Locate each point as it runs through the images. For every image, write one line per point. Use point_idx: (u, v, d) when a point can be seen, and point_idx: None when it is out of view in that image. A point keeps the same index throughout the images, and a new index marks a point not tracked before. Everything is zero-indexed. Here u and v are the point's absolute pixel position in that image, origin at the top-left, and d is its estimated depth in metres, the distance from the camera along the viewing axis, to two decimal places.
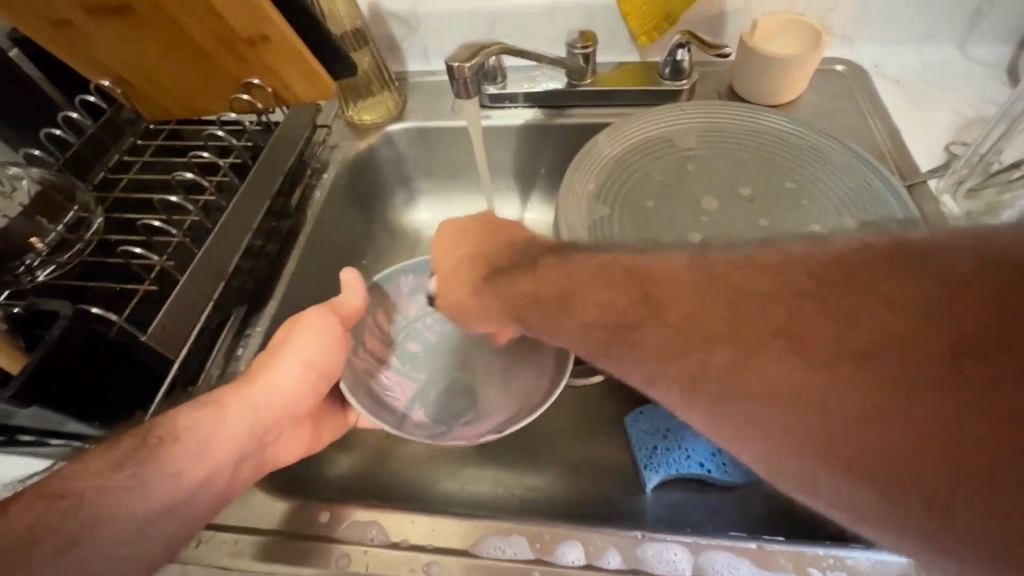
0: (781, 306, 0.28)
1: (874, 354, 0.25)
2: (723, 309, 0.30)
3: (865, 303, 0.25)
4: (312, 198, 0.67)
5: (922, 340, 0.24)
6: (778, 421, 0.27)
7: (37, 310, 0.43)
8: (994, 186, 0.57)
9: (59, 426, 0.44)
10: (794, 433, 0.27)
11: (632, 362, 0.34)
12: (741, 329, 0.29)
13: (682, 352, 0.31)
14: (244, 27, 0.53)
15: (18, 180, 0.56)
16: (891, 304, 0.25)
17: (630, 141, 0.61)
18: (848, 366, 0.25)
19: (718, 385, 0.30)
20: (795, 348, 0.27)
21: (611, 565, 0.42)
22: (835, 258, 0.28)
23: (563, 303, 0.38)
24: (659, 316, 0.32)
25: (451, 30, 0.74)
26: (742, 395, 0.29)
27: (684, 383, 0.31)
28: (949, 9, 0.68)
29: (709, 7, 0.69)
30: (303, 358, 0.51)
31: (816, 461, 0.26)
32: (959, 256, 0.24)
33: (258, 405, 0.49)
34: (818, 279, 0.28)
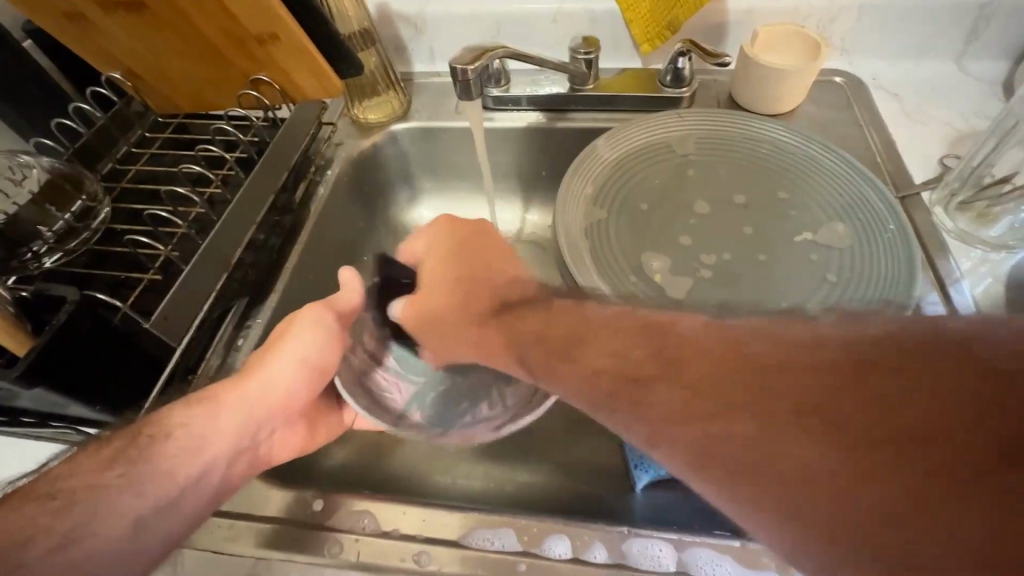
0: (778, 376, 0.30)
1: (839, 412, 0.28)
2: (701, 371, 0.33)
3: (852, 376, 0.28)
4: (316, 194, 0.68)
5: (925, 407, 0.26)
6: (821, 510, 0.26)
7: (46, 294, 0.44)
8: (984, 200, 0.58)
9: (62, 409, 0.45)
10: (803, 499, 0.27)
11: (635, 421, 0.35)
12: (721, 389, 0.32)
13: (681, 419, 0.32)
14: (254, 26, 0.55)
15: (28, 169, 0.57)
16: (894, 384, 0.27)
17: (628, 146, 0.63)
18: (841, 431, 0.27)
19: (736, 465, 0.30)
20: (779, 402, 0.29)
21: (597, 559, 0.43)
22: (773, 339, 0.32)
23: (576, 348, 0.40)
24: (667, 377, 0.34)
25: (457, 32, 0.75)
26: (749, 460, 0.29)
27: (698, 462, 0.31)
28: (946, 25, 0.69)
29: (711, 17, 0.71)
30: (302, 359, 0.52)
31: (828, 531, 0.26)
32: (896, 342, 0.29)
33: (255, 399, 0.50)
34: (773, 346, 0.32)
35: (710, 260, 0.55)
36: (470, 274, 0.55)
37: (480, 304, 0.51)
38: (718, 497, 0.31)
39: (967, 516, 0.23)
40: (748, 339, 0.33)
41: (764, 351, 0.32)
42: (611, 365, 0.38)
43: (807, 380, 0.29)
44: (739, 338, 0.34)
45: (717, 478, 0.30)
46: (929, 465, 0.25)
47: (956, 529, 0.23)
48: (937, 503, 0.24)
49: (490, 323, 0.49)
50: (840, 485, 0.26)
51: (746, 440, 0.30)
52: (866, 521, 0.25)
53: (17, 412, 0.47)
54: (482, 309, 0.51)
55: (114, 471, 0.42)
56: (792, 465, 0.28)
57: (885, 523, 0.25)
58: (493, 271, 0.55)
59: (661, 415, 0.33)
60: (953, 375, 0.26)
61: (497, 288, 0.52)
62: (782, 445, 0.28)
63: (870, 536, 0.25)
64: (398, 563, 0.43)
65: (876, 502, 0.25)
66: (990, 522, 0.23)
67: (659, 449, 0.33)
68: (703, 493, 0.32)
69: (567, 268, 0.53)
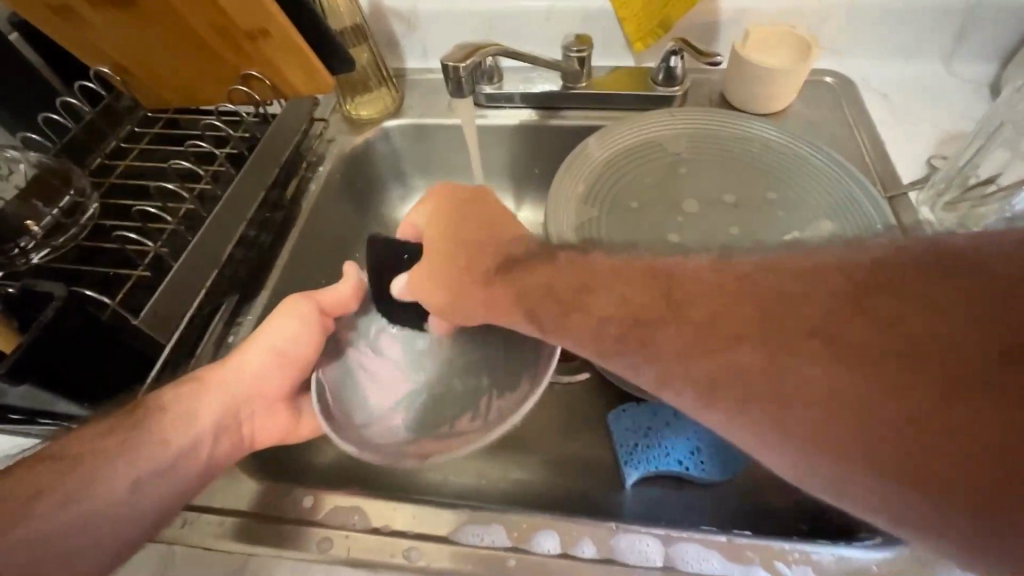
0: (788, 310, 0.31)
1: (849, 338, 0.29)
2: (713, 310, 0.33)
3: (858, 302, 0.29)
4: (307, 192, 0.67)
5: (931, 326, 0.27)
6: (830, 430, 0.29)
7: (32, 291, 0.44)
8: (970, 201, 0.59)
9: (50, 406, 0.45)
10: (814, 424, 0.29)
11: (643, 362, 0.36)
12: (734, 324, 0.32)
13: (698, 353, 0.33)
14: (244, 21, 0.54)
15: (15, 163, 0.57)
16: (903, 308, 0.28)
17: (620, 145, 0.63)
18: (850, 357, 0.29)
19: (750, 396, 0.31)
20: (793, 332, 0.31)
21: (586, 555, 0.43)
22: (779, 271, 0.33)
23: (580, 302, 0.39)
24: (680, 317, 0.34)
25: (450, 28, 0.75)
26: (764, 393, 0.31)
27: (713, 394, 0.33)
28: (935, 26, 0.70)
29: (703, 16, 0.71)
30: (291, 340, 0.54)
31: (833, 450, 0.29)
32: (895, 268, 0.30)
33: (247, 386, 0.52)
34: (784, 275, 0.33)
35: None
36: (477, 231, 0.50)
37: (489, 260, 0.47)
38: (727, 423, 0.32)
39: (958, 421, 0.25)
40: (755, 277, 0.34)
41: (776, 284, 0.33)
42: (620, 313, 0.37)
43: (811, 311, 0.31)
44: (746, 275, 0.34)
45: (731, 411, 0.32)
46: (932, 381, 0.26)
47: (954, 436, 0.25)
48: (938, 413, 0.26)
49: (495, 285, 0.45)
50: (845, 403, 0.28)
51: (760, 375, 0.31)
52: (872, 432, 0.28)
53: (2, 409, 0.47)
54: (484, 269, 0.47)
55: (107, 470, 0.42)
56: (802, 392, 0.30)
57: (889, 432, 0.27)
58: (496, 233, 0.50)
59: (673, 354, 0.34)
60: (954, 296, 0.27)
61: (508, 244, 0.48)
62: (790, 370, 0.30)
63: (874, 445, 0.28)
64: (387, 559, 0.44)
65: (883, 415, 0.27)
66: (984, 426, 0.25)
67: (667, 385, 0.35)
68: (710, 421, 0.33)
69: (547, 231, 0.55)
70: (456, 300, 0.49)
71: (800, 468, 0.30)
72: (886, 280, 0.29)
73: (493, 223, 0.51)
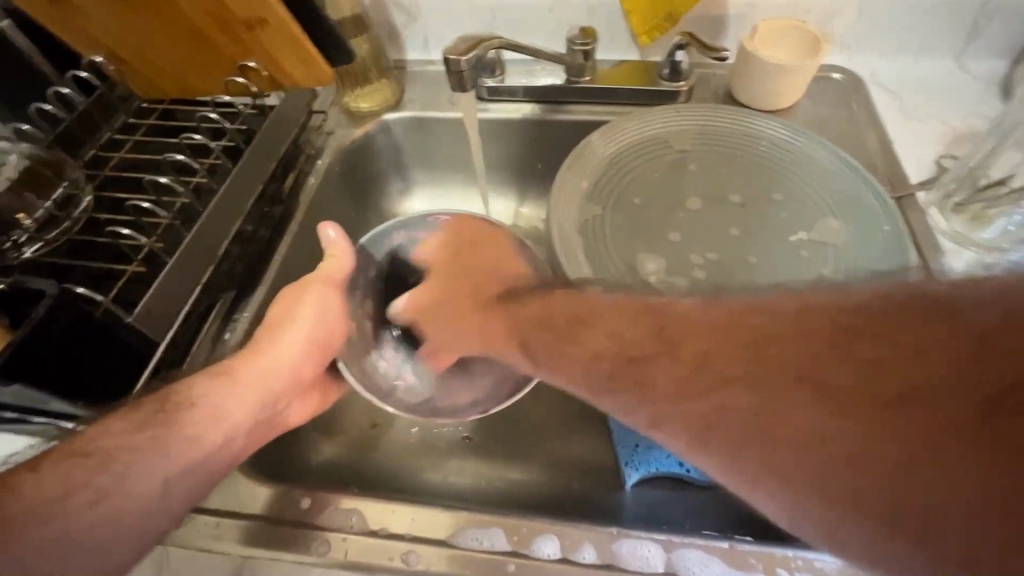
0: (773, 350, 0.31)
1: (836, 382, 0.29)
2: (699, 351, 0.33)
3: (838, 341, 0.29)
4: (306, 184, 0.66)
5: (912, 366, 0.27)
6: (826, 474, 0.28)
7: (23, 289, 0.43)
8: (981, 201, 0.58)
9: (43, 405, 0.44)
10: (807, 469, 0.29)
11: (637, 403, 0.35)
12: (723, 363, 0.32)
13: (691, 393, 0.33)
14: (241, 9, 0.53)
15: (6, 155, 0.56)
16: (885, 351, 0.28)
17: (621, 142, 0.61)
18: (837, 401, 0.28)
19: (742, 439, 0.31)
20: (784, 373, 0.30)
21: (586, 560, 0.43)
22: (762, 312, 0.33)
23: (579, 329, 0.40)
24: (671, 352, 0.34)
25: (452, 20, 0.73)
26: (758, 437, 0.30)
27: (704, 436, 0.32)
28: (948, 22, 0.68)
29: (710, 9, 0.69)
30: (313, 325, 0.54)
31: (826, 494, 0.28)
32: (876, 308, 0.30)
33: (266, 371, 0.51)
34: (767, 313, 0.33)
35: (700, 260, 0.54)
36: (476, 263, 0.54)
37: (490, 289, 0.50)
38: (726, 472, 0.32)
39: (937, 459, 0.26)
40: (736, 317, 0.33)
41: (762, 323, 0.32)
42: (612, 347, 0.37)
43: (797, 351, 0.30)
44: (731, 316, 0.34)
45: (722, 453, 0.32)
46: (927, 420, 0.26)
47: (954, 480, 0.25)
48: (924, 455, 0.26)
49: (493, 309, 0.47)
50: (843, 451, 0.28)
51: (752, 416, 0.31)
52: (870, 481, 0.27)
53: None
54: (485, 295, 0.50)
55: (108, 477, 0.41)
56: (795, 436, 0.29)
57: (878, 483, 0.27)
58: (500, 266, 0.53)
59: (668, 393, 0.33)
60: (932, 334, 0.27)
61: (504, 275, 0.52)
62: (783, 414, 0.30)
63: (865, 491, 0.27)
64: (385, 562, 0.43)
65: (881, 461, 0.27)
66: (982, 466, 0.25)
67: (662, 428, 0.34)
68: (707, 466, 0.33)
69: (549, 230, 0.54)
70: (456, 324, 0.51)
71: (791, 512, 0.30)
72: (869, 321, 0.29)
73: (489, 257, 0.55)
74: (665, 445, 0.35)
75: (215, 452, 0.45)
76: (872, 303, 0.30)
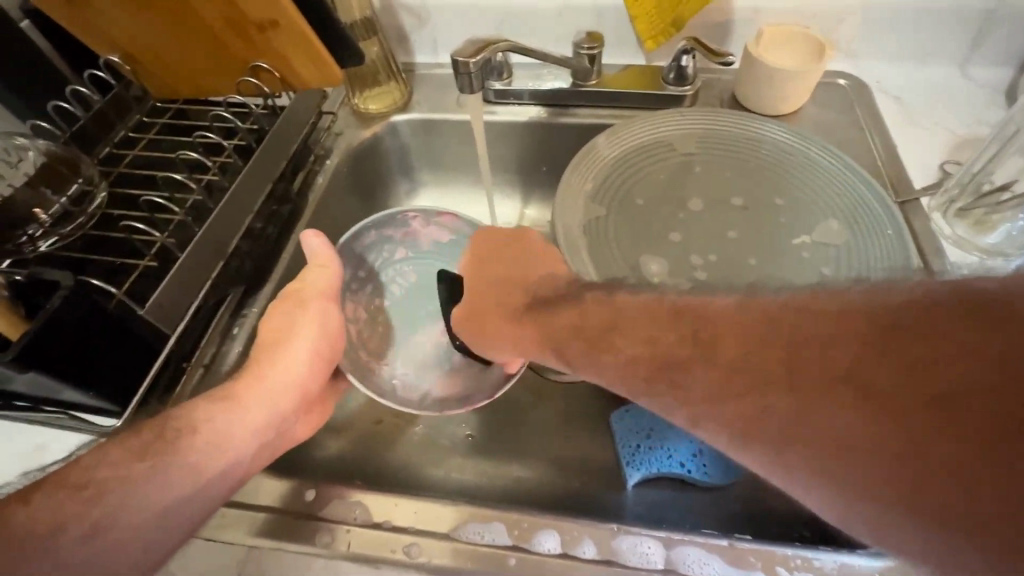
0: (810, 351, 0.31)
1: (873, 384, 0.28)
2: (731, 355, 0.34)
3: (875, 343, 0.29)
4: (315, 183, 0.68)
5: (960, 368, 0.26)
6: (868, 477, 0.28)
7: (39, 279, 0.44)
8: (983, 207, 0.58)
9: (56, 394, 0.45)
10: (848, 472, 0.28)
11: (677, 404, 0.36)
12: (757, 365, 0.32)
13: (729, 395, 0.33)
14: (255, 12, 0.54)
15: (24, 151, 0.57)
16: (932, 353, 0.27)
17: (630, 143, 0.62)
18: (875, 403, 0.28)
19: (779, 437, 0.31)
20: (821, 374, 0.30)
21: (586, 555, 0.43)
22: (798, 309, 0.33)
23: (607, 335, 0.40)
24: (707, 356, 0.34)
25: (460, 25, 0.74)
26: (796, 439, 0.30)
27: (740, 435, 0.33)
28: (952, 29, 0.69)
29: (714, 15, 0.70)
30: (316, 336, 0.53)
31: (870, 496, 0.28)
32: (919, 305, 0.29)
33: (274, 389, 0.50)
34: (804, 311, 0.32)
35: (700, 261, 0.55)
36: (514, 263, 0.52)
37: (517, 297, 0.50)
38: (760, 465, 0.33)
39: (986, 463, 0.24)
40: (764, 313, 0.34)
41: (797, 326, 0.32)
42: (648, 351, 0.37)
43: (832, 353, 0.30)
44: (767, 311, 0.34)
45: (760, 452, 0.32)
46: (968, 429, 0.25)
47: (995, 481, 0.24)
48: (971, 458, 0.25)
49: (522, 321, 0.48)
50: (877, 450, 0.28)
51: (788, 416, 0.31)
52: (906, 485, 0.27)
53: (10, 396, 0.47)
54: (513, 305, 0.50)
55: (118, 464, 0.42)
56: (834, 440, 0.29)
57: (923, 484, 0.26)
58: (544, 267, 0.51)
59: (705, 395, 0.34)
60: (982, 334, 0.26)
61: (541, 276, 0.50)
62: (819, 416, 0.29)
63: (908, 492, 0.27)
64: (388, 554, 0.44)
65: (922, 468, 0.26)
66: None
67: (697, 424, 0.35)
68: (742, 459, 0.34)
69: (552, 232, 0.55)
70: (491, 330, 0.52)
71: (835, 510, 0.30)
72: (911, 319, 0.29)
73: (531, 259, 0.52)
74: (706, 441, 0.36)
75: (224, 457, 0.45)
76: (917, 300, 0.29)
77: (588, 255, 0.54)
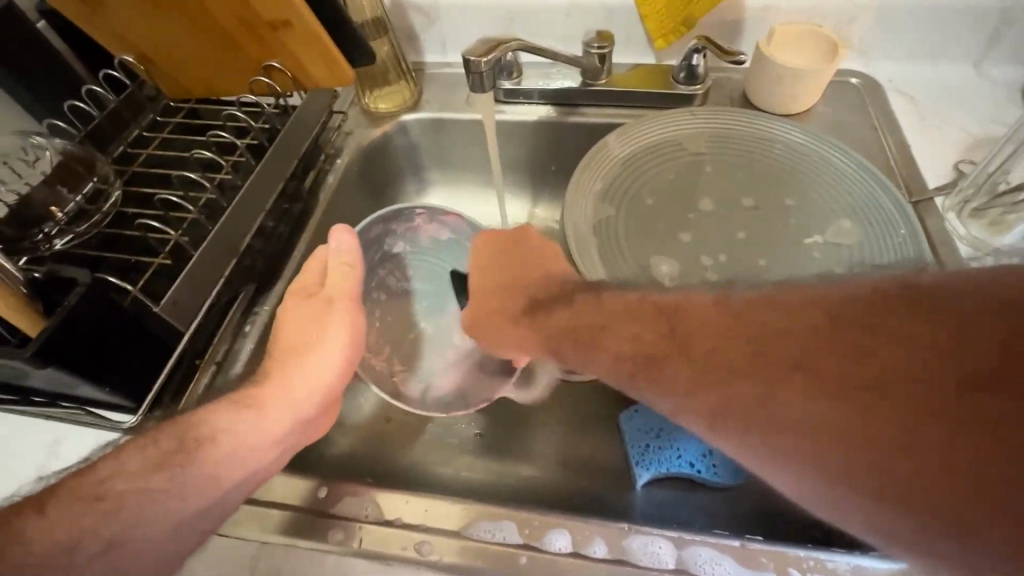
0: (777, 342, 0.34)
1: (831, 371, 0.31)
2: (706, 348, 0.36)
3: (832, 334, 0.32)
4: (325, 182, 0.68)
5: (904, 355, 0.29)
6: (831, 459, 0.30)
7: (56, 276, 0.44)
8: (999, 207, 0.57)
9: (72, 391, 0.46)
10: (812, 455, 0.31)
11: (657, 396, 0.38)
12: (729, 357, 0.35)
13: (704, 386, 0.35)
14: (268, 12, 0.54)
15: (41, 150, 0.58)
16: (880, 341, 0.30)
17: (640, 142, 0.62)
18: (835, 388, 0.31)
19: (749, 424, 0.33)
20: (785, 364, 0.33)
21: (597, 554, 0.43)
22: (764, 306, 0.36)
23: (596, 337, 0.43)
24: (685, 351, 0.37)
25: (471, 24, 0.74)
26: (765, 425, 0.33)
27: (714, 424, 0.35)
28: (967, 27, 0.68)
29: (725, 14, 0.70)
30: (340, 337, 0.52)
31: (833, 476, 0.30)
32: (870, 300, 0.32)
33: (296, 392, 0.49)
34: (771, 306, 0.36)
35: (710, 262, 0.55)
36: (519, 270, 0.55)
37: (514, 306, 0.53)
38: (734, 452, 0.34)
39: (931, 440, 0.27)
40: (741, 311, 0.36)
41: (769, 322, 0.35)
42: (631, 347, 0.40)
43: (794, 344, 0.33)
44: (740, 308, 0.37)
45: (733, 439, 0.34)
46: (961, 426, 0.27)
47: (942, 455, 0.27)
48: (918, 434, 0.28)
49: (522, 326, 0.50)
50: (837, 432, 0.30)
51: (756, 404, 0.33)
52: (863, 464, 0.29)
53: (28, 391, 0.48)
54: (512, 312, 0.52)
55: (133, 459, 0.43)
56: (798, 424, 0.31)
57: (879, 461, 0.29)
58: (543, 274, 0.53)
59: (683, 386, 0.36)
60: (923, 325, 0.29)
61: (546, 282, 0.52)
62: (786, 403, 0.32)
63: (866, 471, 0.29)
64: (400, 551, 0.44)
65: (877, 446, 0.29)
66: (966, 442, 0.26)
67: (681, 414, 0.37)
68: (722, 447, 0.35)
69: (563, 229, 0.55)
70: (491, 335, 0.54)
71: (802, 493, 0.32)
72: (863, 312, 0.32)
73: (538, 266, 0.54)
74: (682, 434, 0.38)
75: (239, 458, 0.45)
76: (868, 295, 0.33)
77: (598, 254, 0.54)
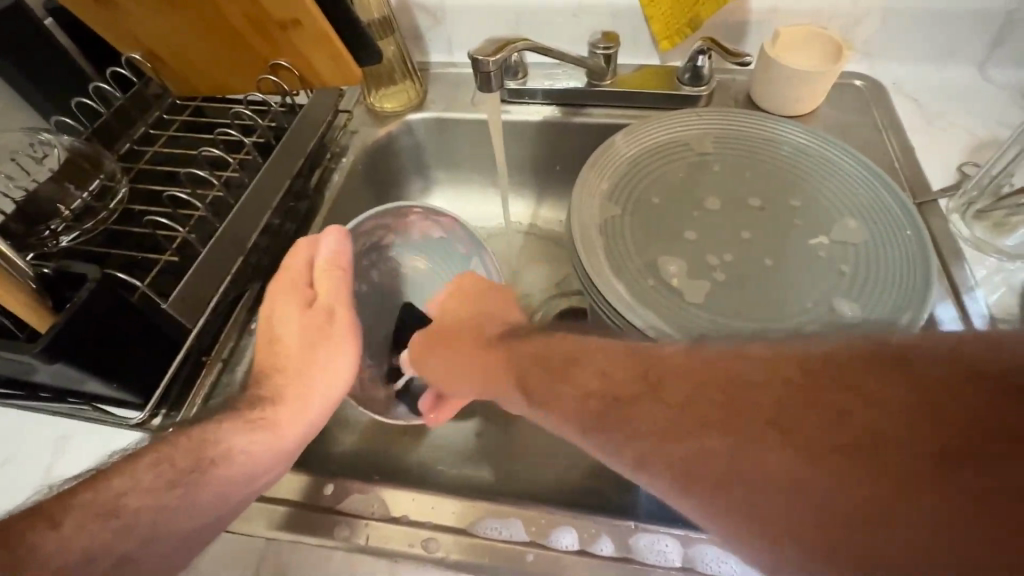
0: (747, 391, 0.33)
1: (799, 427, 0.30)
2: (677, 395, 0.35)
3: (799, 391, 0.31)
4: (331, 180, 0.68)
5: (873, 412, 0.29)
6: (802, 522, 0.29)
7: (67, 272, 0.45)
8: (1004, 209, 0.57)
9: (80, 386, 0.46)
10: (783, 516, 0.30)
11: (625, 442, 0.36)
12: (698, 406, 0.34)
13: (676, 437, 0.34)
14: (277, 11, 0.55)
15: (49, 147, 0.58)
16: (845, 396, 0.30)
17: (646, 142, 0.63)
18: (805, 444, 0.30)
19: (718, 480, 0.32)
20: (758, 418, 0.32)
21: (603, 552, 0.43)
22: (726, 360, 0.35)
23: (568, 371, 0.41)
24: (657, 393, 0.35)
25: (476, 25, 0.75)
26: (737, 482, 0.31)
27: (684, 483, 0.33)
28: (971, 31, 0.69)
29: (731, 16, 0.70)
30: (349, 336, 0.53)
31: (804, 539, 0.29)
32: (836, 353, 0.32)
33: (309, 388, 0.50)
34: (736, 356, 0.35)
35: (716, 262, 0.55)
36: (497, 305, 0.55)
37: (493, 331, 0.51)
38: (703, 514, 0.32)
39: (901, 499, 0.27)
40: (708, 355, 0.36)
41: (741, 371, 0.34)
42: (602, 389, 0.38)
43: (761, 398, 0.32)
44: (709, 351, 0.36)
45: (701, 494, 0.32)
46: (930, 481, 0.26)
47: (909, 517, 0.27)
48: (888, 495, 0.27)
49: (492, 350, 0.48)
50: (808, 490, 0.29)
51: (725, 457, 0.32)
52: (833, 526, 0.28)
53: (35, 386, 0.48)
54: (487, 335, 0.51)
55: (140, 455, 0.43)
56: (770, 481, 0.30)
57: (850, 524, 0.28)
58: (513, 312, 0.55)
59: (656, 434, 0.34)
60: (888, 382, 0.29)
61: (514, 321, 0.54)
62: (758, 458, 0.31)
63: (837, 536, 0.28)
64: (406, 548, 0.44)
65: (848, 506, 0.28)
66: (933, 503, 0.26)
67: (646, 472, 0.35)
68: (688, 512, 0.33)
69: (570, 226, 0.55)
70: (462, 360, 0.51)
71: (772, 558, 0.30)
72: (829, 367, 0.32)
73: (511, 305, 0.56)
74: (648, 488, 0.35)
75: (246, 455, 0.45)
76: (835, 349, 0.33)
77: (604, 253, 0.54)
